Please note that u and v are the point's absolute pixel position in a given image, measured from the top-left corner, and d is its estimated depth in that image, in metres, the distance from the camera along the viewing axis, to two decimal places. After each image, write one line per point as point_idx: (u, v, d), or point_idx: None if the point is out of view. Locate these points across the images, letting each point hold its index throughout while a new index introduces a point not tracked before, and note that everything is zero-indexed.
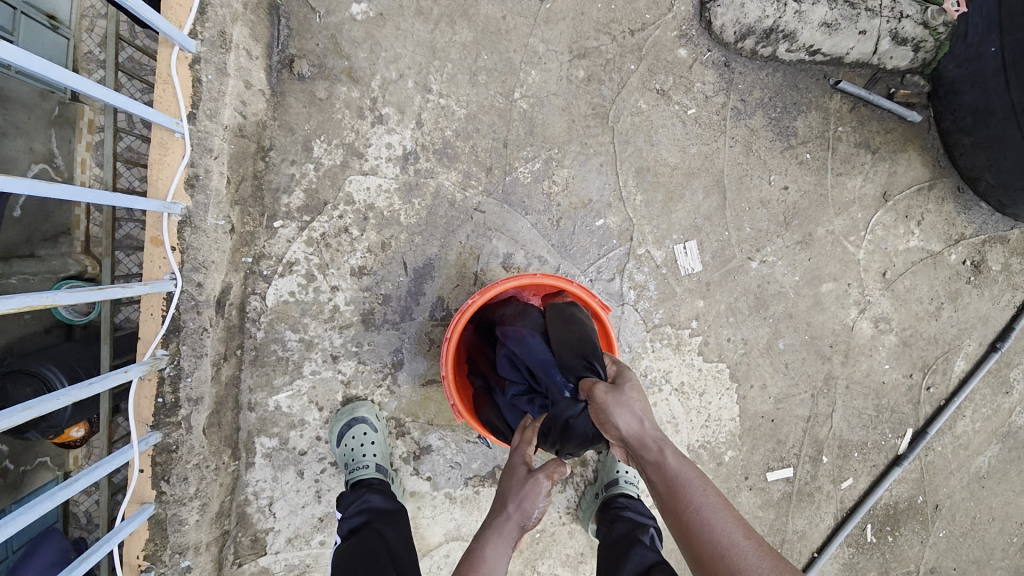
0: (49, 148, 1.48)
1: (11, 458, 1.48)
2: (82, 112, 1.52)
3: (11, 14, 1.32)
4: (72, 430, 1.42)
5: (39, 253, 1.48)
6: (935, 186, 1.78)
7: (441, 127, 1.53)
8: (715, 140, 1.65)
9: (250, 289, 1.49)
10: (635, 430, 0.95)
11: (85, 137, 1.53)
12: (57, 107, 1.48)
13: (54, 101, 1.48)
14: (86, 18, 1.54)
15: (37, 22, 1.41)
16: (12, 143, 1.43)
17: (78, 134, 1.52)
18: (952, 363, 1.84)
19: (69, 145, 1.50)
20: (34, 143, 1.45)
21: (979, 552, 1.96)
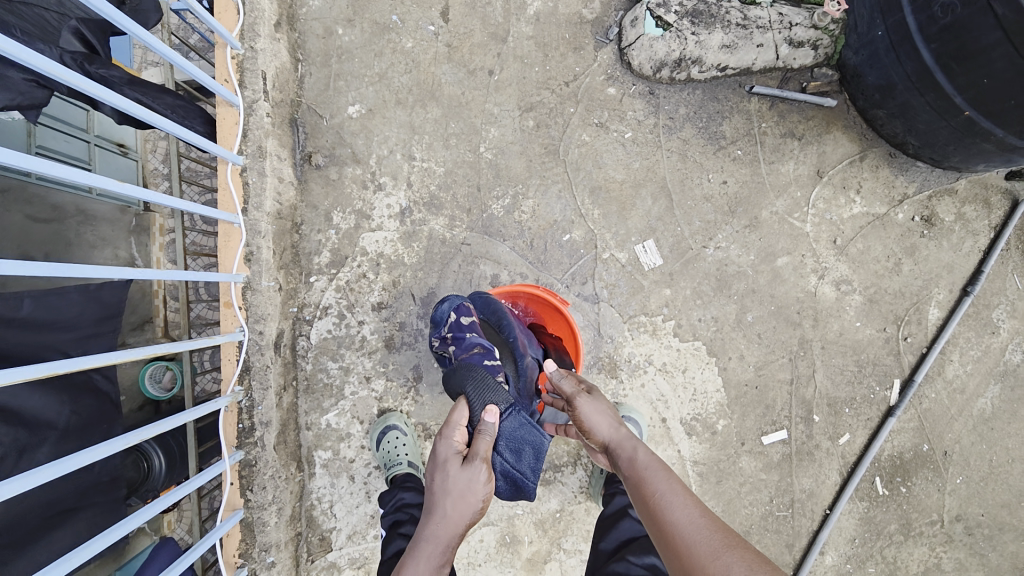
0: (130, 252, 2.00)
1: None
2: (153, 220, 2.11)
3: (87, 147, 1.82)
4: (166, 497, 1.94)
5: (129, 340, 1.94)
6: (867, 156, 1.99)
7: (427, 184, 1.94)
8: (654, 154, 1.96)
9: (298, 332, 1.91)
10: (615, 435, 1.26)
11: (158, 239, 2.12)
12: (134, 218, 2.04)
13: (131, 214, 2.03)
14: (149, 141, 2.15)
15: (108, 151, 1.95)
16: (103, 252, 1.91)
17: (152, 238, 2.10)
18: (925, 313, 1.97)
19: (145, 247, 2.07)
20: (118, 248, 1.96)
21: (1007, 495, 1.94)
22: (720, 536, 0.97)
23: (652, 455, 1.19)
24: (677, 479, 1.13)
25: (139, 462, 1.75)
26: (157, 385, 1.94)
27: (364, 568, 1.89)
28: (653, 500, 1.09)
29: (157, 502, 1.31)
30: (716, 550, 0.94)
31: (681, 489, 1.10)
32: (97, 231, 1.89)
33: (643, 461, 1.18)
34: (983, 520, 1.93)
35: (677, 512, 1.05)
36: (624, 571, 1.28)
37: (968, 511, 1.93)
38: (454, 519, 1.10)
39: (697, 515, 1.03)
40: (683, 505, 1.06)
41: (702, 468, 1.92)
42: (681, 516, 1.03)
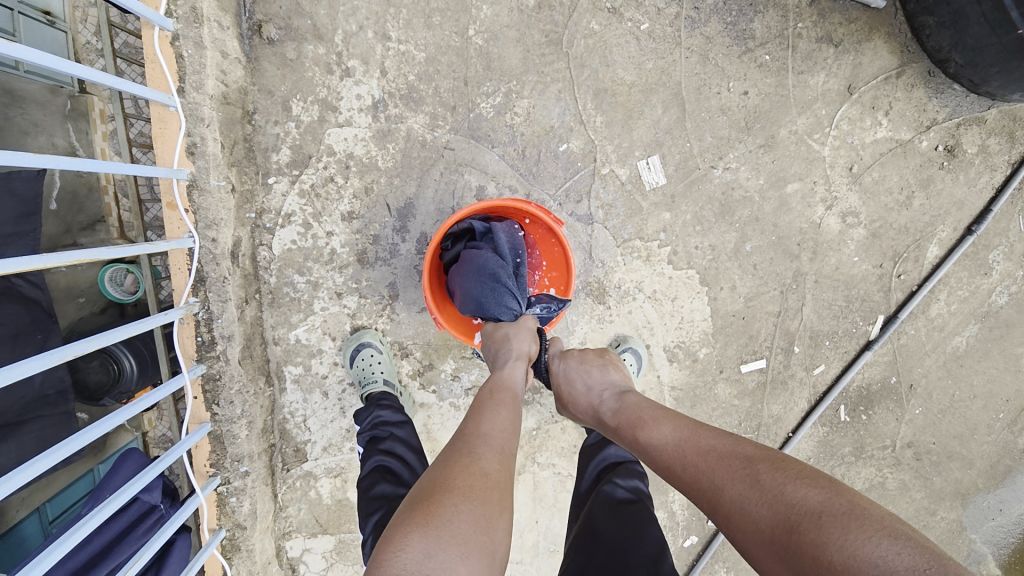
0: (70, 142, 1.55)
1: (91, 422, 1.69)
2: (92, 104, 1.59)
3: (9, 15, 1.38)
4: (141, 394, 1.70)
5: (80, 242, 1.60)
6: (904, 72, 1.78)
7: (404, 72, 1.67)
8: (670, 52, 1.72)
9: (258, 241, 1.71)
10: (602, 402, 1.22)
11: (99, 128, 1.61)
12: (69, 100, 1.56)
13: (65, 96, 1.56)
14: (76, 8, 1.58)
15: (34, 19, 1.47)
16: (35, 142, 1.48)
17: (93, 124, 1.60)
18: (924, 250, 1.89)
19: (87, 135, 1.59)
20: (54, 138, 1.52)
21: (962, 428, 2.04)
22: (768, 468, 0.85)
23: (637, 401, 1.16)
24: (666, 417, 1.07)
25: (107, 364, 1.57)
26: (121, 287, 1.65)
27: (340, 477, 1.89)
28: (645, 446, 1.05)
29: (111, 417, 1.27)
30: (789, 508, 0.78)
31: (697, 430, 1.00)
32: (28, 115, 1.48)
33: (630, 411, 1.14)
34: (934, 448, 2.04)
35: (737, 489, 0.85)
36: (609, 492, 1.29)
37: (920, 439, 2.03)
38: (521, 412, 1.15)
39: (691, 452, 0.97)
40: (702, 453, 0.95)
41: (679, 393, 1.92)
42: (754, 496, 0.82)
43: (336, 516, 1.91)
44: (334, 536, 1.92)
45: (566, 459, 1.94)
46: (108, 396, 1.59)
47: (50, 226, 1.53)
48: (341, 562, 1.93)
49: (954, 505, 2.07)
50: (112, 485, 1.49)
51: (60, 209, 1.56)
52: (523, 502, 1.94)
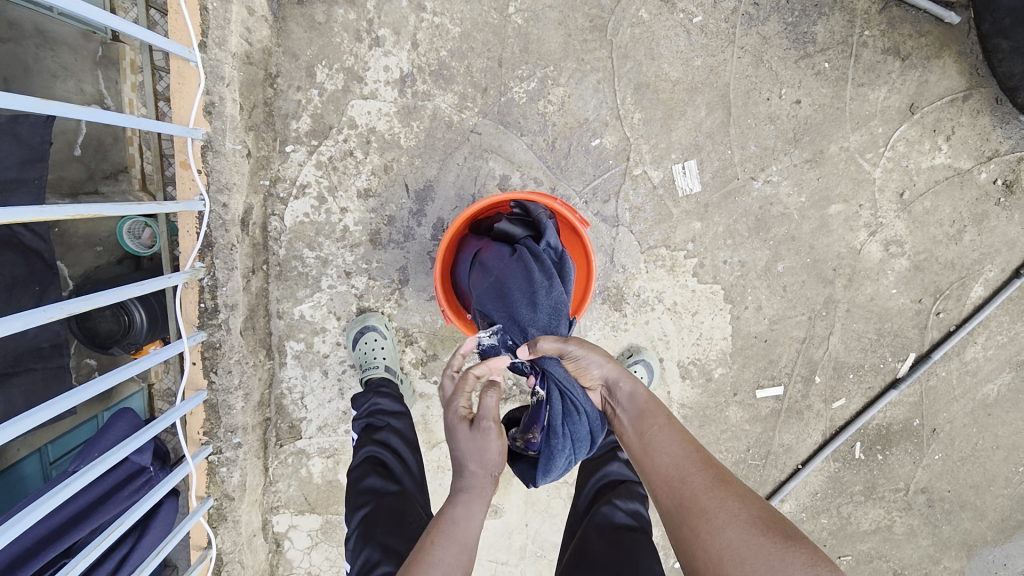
0: (98, 89, 1.49)
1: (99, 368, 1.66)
2: (123, 52, 1.52)
3: None
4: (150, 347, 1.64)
5: (101, 189, 1.53)
6: (972, 97, 1.64)
7: (436, 47, 1.59)
8: (721, 51, 1.61)
9: (269, 211, 1.66)
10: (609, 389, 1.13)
11: (129, 77, 1.54)
12: (101, 48, 1.49)
13: (97, 42, 1.49)
14: None
15: None
16: (63, 84, 1.42)
17: (123, 74, 1.53)
18: (969, 289, 1.76)
19: (116, 85, 1.52)
20: (83, 84, 1.46)
21: (980, 477, 1.93)
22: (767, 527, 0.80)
23: (650, 395, 1.08)
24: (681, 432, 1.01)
25: (117, 315, 1.50)
26: (137, 241, 1.58)
27: (333, 458, 1.85)
28: (647, 445, 1.00)
29: (108, 376, 1.21)
30: (780, 562, 0.75)
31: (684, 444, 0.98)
32: (59, 57, 1.41)
33: (641, 403, 1.07)
34: (948, 496, 1.94)
35: (721, 514, 0.84)
36: (607, 514, 1.23)
37: (935, 484, 1.93)
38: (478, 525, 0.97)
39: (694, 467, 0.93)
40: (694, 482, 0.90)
41: (688, 411, 1.84)
42: (738, 530, 0.81)
43: (325, 496, 1.87)
44: (321, 516, 1.88)
45: None
46: (117, 345, 1.53)
47: (72, 171, 1.48)
48: (326, 542, 1.90)
49: (958, 554, 1.97)
50: (103, 444, 1.41)
51: (85, 155, 1.51)
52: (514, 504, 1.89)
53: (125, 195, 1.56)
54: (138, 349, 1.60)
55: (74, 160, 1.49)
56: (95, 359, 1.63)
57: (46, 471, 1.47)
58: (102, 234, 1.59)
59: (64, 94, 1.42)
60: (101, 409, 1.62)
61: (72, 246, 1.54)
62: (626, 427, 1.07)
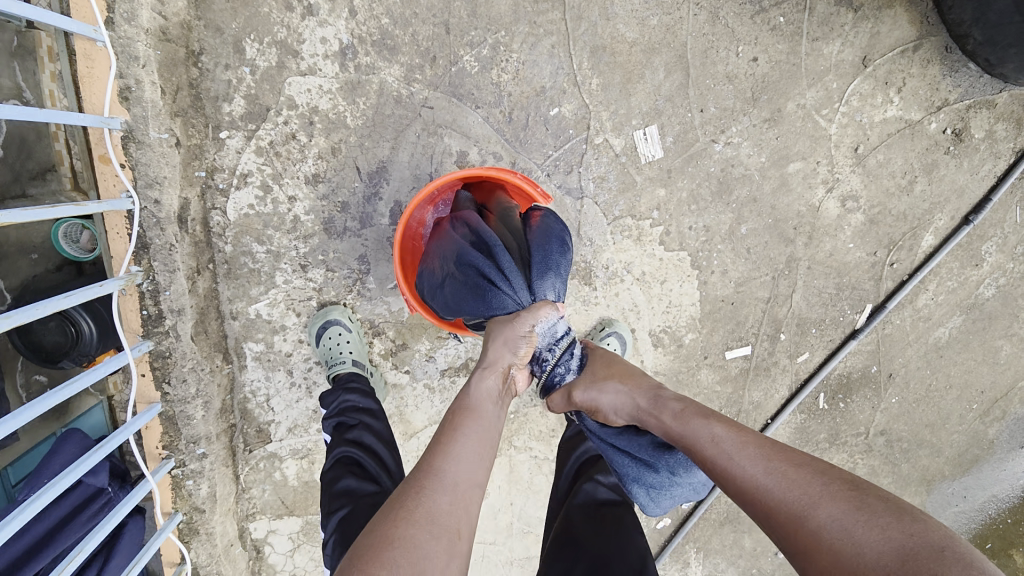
0: (15, 82, 1.27)
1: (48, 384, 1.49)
2: (39, 40, 1.28)
3: None
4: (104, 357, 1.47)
5: (30, 193, 1.35)
6: (921, 46, 1.66)
7: (376, 14, 1.47)
8: (676, 9, 1.56)
9: (209, 204, 1.52)
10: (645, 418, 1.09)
11: (48, 67, 1.29)
12: (15, 37, 1.27)
13: (10, 31, 1.26)
14: None
15: None
16: None
17: (41, 64, 1.29)
18: (920, 239, 1.82)
19: (35, 76, 1.28)
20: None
21: (934, 416, 2.04)
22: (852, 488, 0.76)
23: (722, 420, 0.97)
24: (728, 423, 0.96)
25: (63, 327, 1.35)
26: (76, 244, 1.41)
27: (307, 458, 1.77)
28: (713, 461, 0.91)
29: (45, 398, 1.10)
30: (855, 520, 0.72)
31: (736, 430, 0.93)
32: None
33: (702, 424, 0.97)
34: (905, 435, 2.04)
35: (835, 518, 0.73)
36: (590, 492, 1.22)
37: (893, 426, 2.03)
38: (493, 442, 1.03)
39: (788, 479, 0.81)
40: (743, 457, 0.88)
41: (662, 377, 1.85)
42: (875, 532, 0.69)
43: (302, 498, 1.80)
44: (301, 517, 1.81)
45: (544, 442, 1.86)
46: (66, 359, 1.38)
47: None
48: (308, 544, 1.83)
49: (918, 489, 2.10)
50: (52, 468, 1.27)
51: (8, 156, 1.33)
52: (499, 484, 1.87)
53: (56, 197, 1.37)
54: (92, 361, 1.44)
55: None
56: (45, 375, 1.47)
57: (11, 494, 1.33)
58: (36, 240, 1.43)
59: None
60: (59, 425, 1.46)
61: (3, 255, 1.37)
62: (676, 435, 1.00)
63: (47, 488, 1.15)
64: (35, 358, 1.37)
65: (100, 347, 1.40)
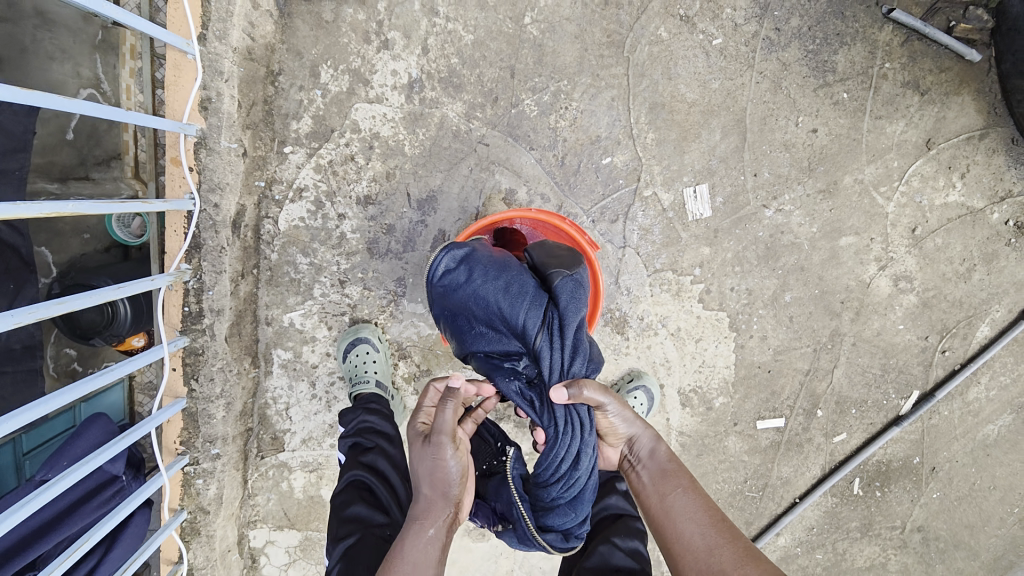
0: (96, 73, 1.39)
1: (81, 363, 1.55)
2: (124, 37, 1.40)
3: None
4: (134, 340, 1.53)
5: (93, 176, 1.44)
6: (988, 135, 1.62)
7: (447, 54, 1.53)
8: (740, 75, 1.58)
9: (263, 213, 1.58)
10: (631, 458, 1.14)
11: (128, 63, 1.41)
12: (101, 32, 1.39)
13: (97, 26, 1.38)
14: None
15: None
16: (59, 67, 1.35)
17: (122, 60, 1.41)
18: (975, 329, 1.73)
19: (113, 70, 1.40)
20: (80, 68, 1.37)
21: (976, 519, 1.90)
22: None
23: (671, 456, 1.11)
24: (701, 493, 1.05)
25: (100, 306, 1.39)
26: (127, 230, 1.49)
27: (317, 472, 1.76)
28: (668, 508, 1.03)
29: (80, 385, 1.12)
30: None
31: (693, 491, 1.05)
32: (57, 40, 1.34)
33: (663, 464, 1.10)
34: (943, 535, 1.90)
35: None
36: (606, 554, 1.16)
37: (931, 524, 1.89)
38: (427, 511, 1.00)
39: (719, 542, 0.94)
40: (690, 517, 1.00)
41: (686, 439, 1.78)
42: None
43: (306, 512, 1.79)
44: (301, 532, 1.79)
45: None
46: (99, 337, 1.41)
47: (63, 156, 1.41)
48: (304, 560, 1.81)
49: None
50: (73, 452, 1.30)
51: (77, 141, 1.42)
52: None
53: (116, 182, 1.45)
54: (122, 341, 1.49)
55: (67, 145, 1.41)
56: (75, 349, 1.53)
57: (20, 463, 1.34)
58: (91, 222, 1.50)
59: (61, 78, 1.35)
60: (78, 400, 1.48)
61: (59, 233, 1.45)
62: (646, 484, 1.09)
63: (67, 473, 1.16)
64: (65, 330, 1.40)
65: (132, 328, 1.45)
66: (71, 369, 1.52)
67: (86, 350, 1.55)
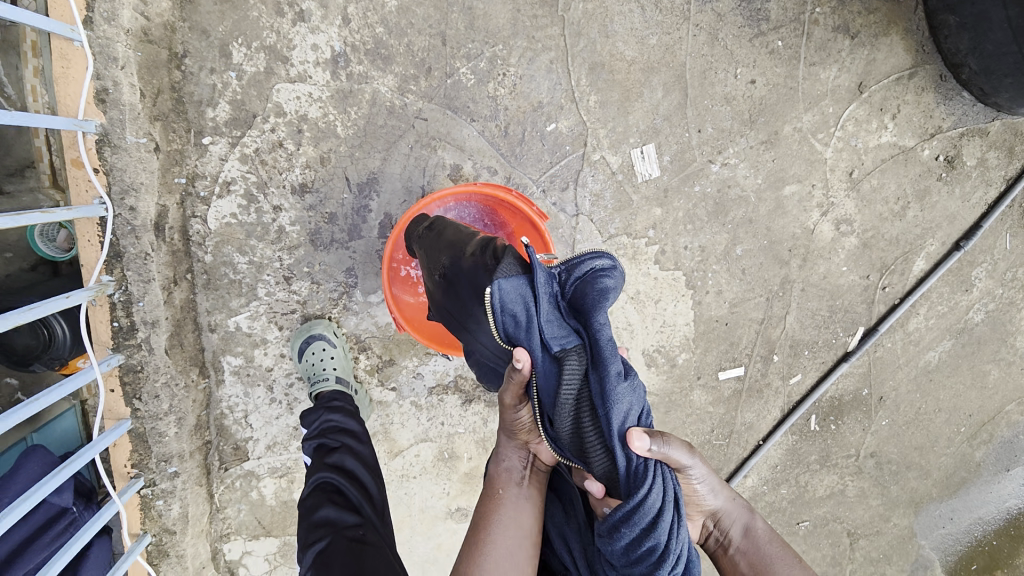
0: None
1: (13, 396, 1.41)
2: (23, 33, 1.22)
3: None
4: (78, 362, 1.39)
5: (4, 188, 1.28)
6: (916, 74, 1.67)
7: (370, 23, 1.43)
8: (677, 28, 1.55)
9: (189, 212, 1.46)
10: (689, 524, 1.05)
11: (30, 60, 1.22)
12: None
13: None
14: None
15: None
16: None
17: (24, 58, 1.22)
18: (912, 263, 1.82)
19: (16, 70, 1.22)
20: None
21: (923, 439, 2.05)
22: None
23: (769, 529, 1.05)
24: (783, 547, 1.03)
25: (34, 330, 1.26)
26: (52, 245, 1.34)
27: (286, 477, 1.69)
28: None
29: (9, 415, 1.03)
30: None
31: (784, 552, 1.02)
32: None
33: (766, 546, 1.02)
34: (894, 458, 2.04)
35: None
36: None
37: (883, 449, 2.02)
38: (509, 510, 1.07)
39: None
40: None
41: (654, 398, 1.82)
42: None
43: (280, 518, 1.72)
44: (278, 538, 1.73)
45: None
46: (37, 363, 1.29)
47: None
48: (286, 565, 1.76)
49: (906, 512, 2.10)
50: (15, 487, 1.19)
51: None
52: None
53: (33, 194, 1.28)
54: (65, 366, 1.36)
55: None
56: (15, 377, 1.39)
57: None
58: (8, 237, 1.35)
59: None
60: (28, 430, 1.35)
61: None
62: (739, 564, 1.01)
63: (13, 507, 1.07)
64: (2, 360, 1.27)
65: (73, 351, 1.33)
66: (15, 400, 1.39)
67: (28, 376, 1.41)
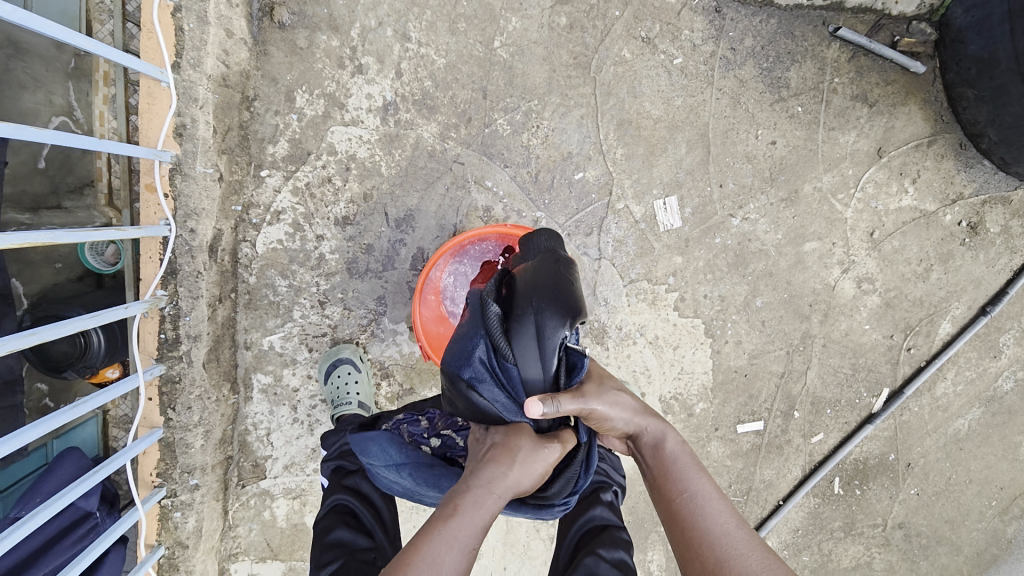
0: (69, 101, 1.37)
1: (54, 398, 1.50)
2: (96, 65, 1.40)
3: None
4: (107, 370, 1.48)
5: (65, 205, 1.41)
6: (936, 142, 1.72)
7: (420, 77, 1.58)
8: (701, 91, 1.66)
9: (241, 237, 1.58)
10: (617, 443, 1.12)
11: (101, 90, 1.41)
12: (74, 60, 1.38)
13: (71, 54, 1.38)
14: None
15: None
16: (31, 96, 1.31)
17: (96, 87, 1.41)
18: (936, 326, 1.81)
19: (87, 97, 1.40)
20: (54, 96, 1.35)
21: (954, 512, 1.95)
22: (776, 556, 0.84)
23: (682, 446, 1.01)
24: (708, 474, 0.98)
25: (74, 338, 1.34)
26: (100, 257, 1.48)
27: (299, 499, 1.72)
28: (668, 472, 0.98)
29: (57, 414, 1.09)
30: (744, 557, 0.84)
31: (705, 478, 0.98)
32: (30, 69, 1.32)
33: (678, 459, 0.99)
34: (924, 530, 1.94)
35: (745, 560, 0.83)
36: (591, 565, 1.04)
37: (911, 520, 1.93)
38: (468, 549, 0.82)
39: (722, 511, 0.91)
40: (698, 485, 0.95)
41: None
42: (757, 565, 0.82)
43: (289, 541, 1.73)
44: (285, 562, 1.74)
45: None
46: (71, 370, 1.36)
47: (35, 184, 1.37)
48: None
49: None
50: (49, 487, 1.26)
51: (50, 169, 1.40)
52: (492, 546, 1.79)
53: (89, 210, 1.43)
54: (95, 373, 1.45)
55: (38, 173, 1.38)
56: (46, 384, 1.48)
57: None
58: (63, 251, 1.47)
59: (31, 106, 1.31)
60: (51, 436, 1.42)
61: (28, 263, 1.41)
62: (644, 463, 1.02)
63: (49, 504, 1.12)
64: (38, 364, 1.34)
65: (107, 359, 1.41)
66: (43, 405, 1.47)
67: (57, 383, 1.50)
